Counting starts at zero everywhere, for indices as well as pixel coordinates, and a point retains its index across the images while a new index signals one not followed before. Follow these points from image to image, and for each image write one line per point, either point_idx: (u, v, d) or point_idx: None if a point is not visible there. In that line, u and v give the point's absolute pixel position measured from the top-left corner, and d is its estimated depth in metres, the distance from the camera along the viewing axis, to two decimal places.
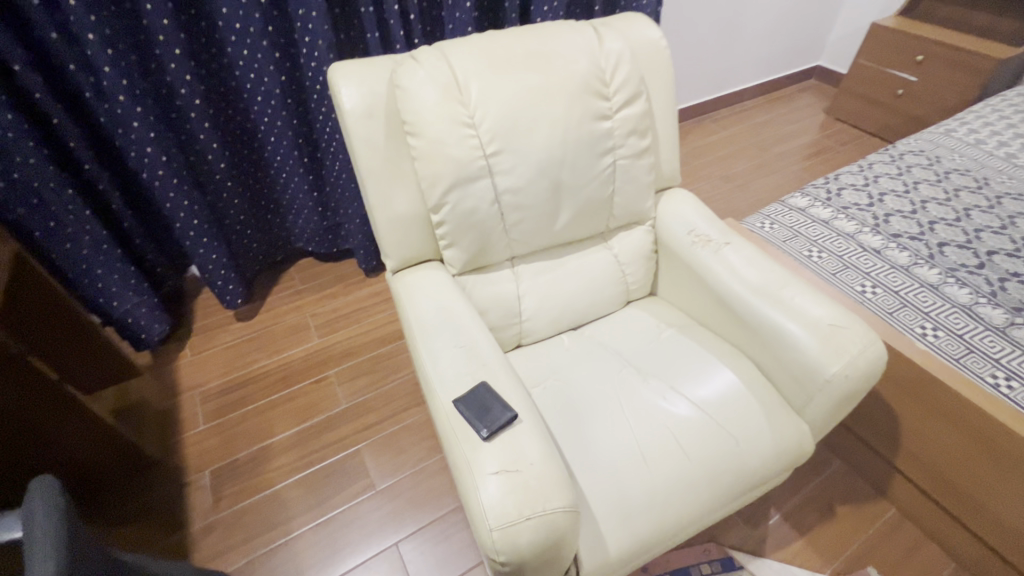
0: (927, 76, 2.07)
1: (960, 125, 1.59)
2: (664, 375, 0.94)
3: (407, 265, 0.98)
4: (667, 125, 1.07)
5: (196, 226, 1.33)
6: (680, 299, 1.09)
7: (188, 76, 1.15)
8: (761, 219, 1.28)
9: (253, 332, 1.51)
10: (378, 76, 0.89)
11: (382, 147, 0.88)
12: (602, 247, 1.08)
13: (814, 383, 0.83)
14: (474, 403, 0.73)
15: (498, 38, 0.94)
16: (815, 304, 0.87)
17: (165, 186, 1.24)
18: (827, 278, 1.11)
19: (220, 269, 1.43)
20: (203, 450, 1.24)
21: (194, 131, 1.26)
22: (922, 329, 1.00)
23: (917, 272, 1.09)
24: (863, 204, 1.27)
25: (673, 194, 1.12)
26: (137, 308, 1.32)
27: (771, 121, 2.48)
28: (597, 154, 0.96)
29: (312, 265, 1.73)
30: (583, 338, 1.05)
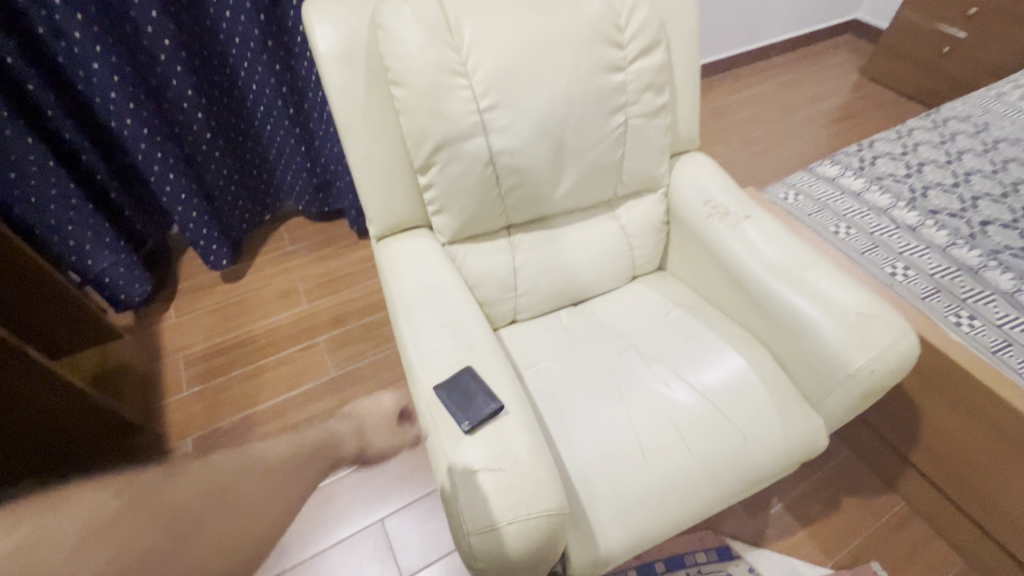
0: (978, 33, 1.88)
1: (1014, 88, 1.43)
2: (668, 359, 0.87)
3: (392, 232, 0.89)
4: (688, 80, 0.95)
5: (172, 180, 1.24)
6: (691, 276, 1.00)
7: (154, 12, 1.04)
8: (785, 189, 1.17)
9: (240, 294, 1.45)
10: (357, 14, 0.77)
11: (361, 97, 0.78)
12: (608, 217, 0.99)
13: (836, 377, 0.75)
14: (454, 391, 0.66)
15: None
16: (841, 289, 0.78)
17: (134, 136, 1.14)
18: (854, 257, 1.01)
19: (202, 227, 1.35)
20: (186, 416, 1.20)
21: (164, 76, 1.14)
22: (956, 319, 0.91)
23: (955, 253, 0.99)
24: (899, 175, 1.16)
25: (689, 159, 1.01)
26: (115, 267, 1.25)
27: (800, 80, 2.30)
28: (607, 112, 0.85)
29: (302, 224, 1.64)
30: (583, 315, 0.97)
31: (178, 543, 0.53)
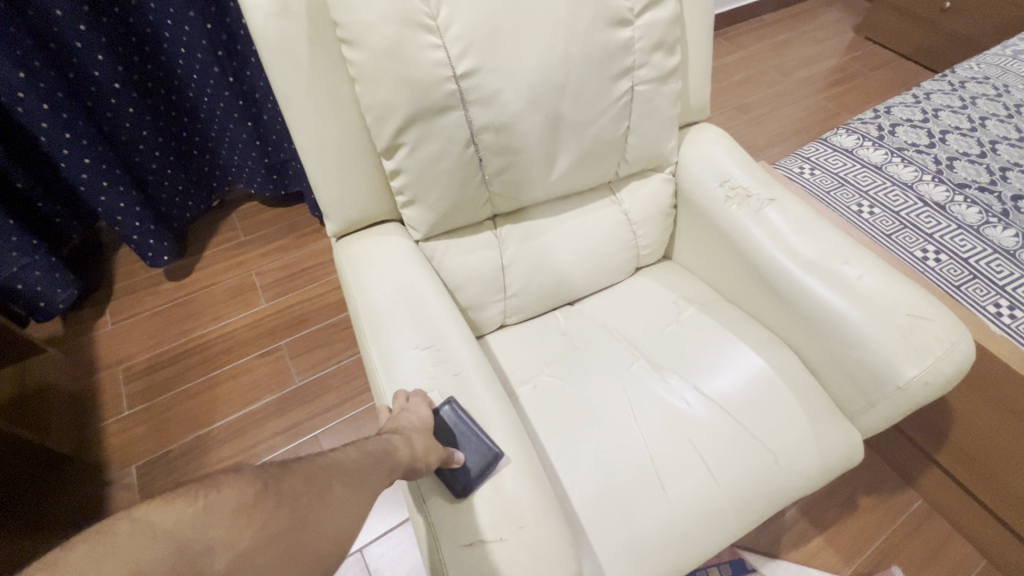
0: None
1: None
2: (683, 367, 0.76)
3: (355, 228, 0.74)
4: (702, 38, 0.80)
5: (89, 164, 1.05)
6: (702, 267, 0.89)
7: None
8: (798, 163, 1.04)
9: (188, 295, 1.28)
10: None
11: (306, 61, 0.61)
12: (609, 201, 0.85)
13: (881, 388, 0.65)
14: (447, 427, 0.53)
15: None
16: (885, 285, 0.67)
17: (31, 112, 0.95)
18: (880, 240, 0.91)
19: (134, 219, 1.16)
20: (129, 440, 1.05)
21: (65, 38, 0.95)
22: (996, 309, 0.81)
23: (988, 233, 0.89)
24: (921, 144, 1.05)
25: (699, 131, 0.88)
26: (30, 271, 1.07)
27: (793, 39, 2.16)
28: (610, 77, 0.71)
29: (257, 211, 1.46)
30: (583, 316, 0.84)
31: (305, 534, 0.36)
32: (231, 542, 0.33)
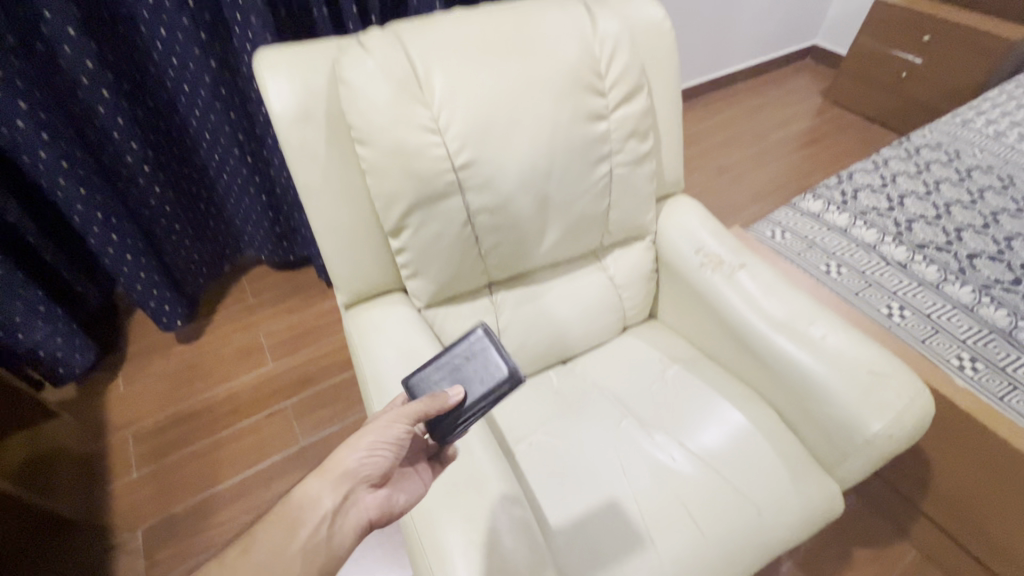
0: (934, 59, 1.94)
1: (977, 115, 1.46)
2: (669, 425, 0.80)
3: (362, 298, 0.81)
4: (672, 125, 0.91)
5: (115, 240, 1.12)
6: (684, 327, 0.95)
7: (88, 62, 0.94)
8: (770, 226, 1.13)
9: (197, 357, 1.33)
10: (315, 66, 0.70)
11: (324, 158, 0.71)
12: (596, 268, 0.93)
13: (852, 441, 0.70)
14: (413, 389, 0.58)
15: (466, 19, 0.75)
16: (848, 344, 0.74)
17: (68, 195, 1.03)
18: (849, 298, 0.98)
19: (151, 287, 1.22)
20: (135, 503, 1.07)
21: (104, 129, 1.04)
22: (959, 362, 0.87)
23: (947, 290, 0.96)
24: (881, 208, 1.14)
25: (675, 203, 0.97)
26: (52, 338, 1.13)
27: (767, 105, 2.34)
28: (591, 163, 0.80)
29: (266, 274, 1.54)
30: (574, 375, 0.90)
31: None
32: None
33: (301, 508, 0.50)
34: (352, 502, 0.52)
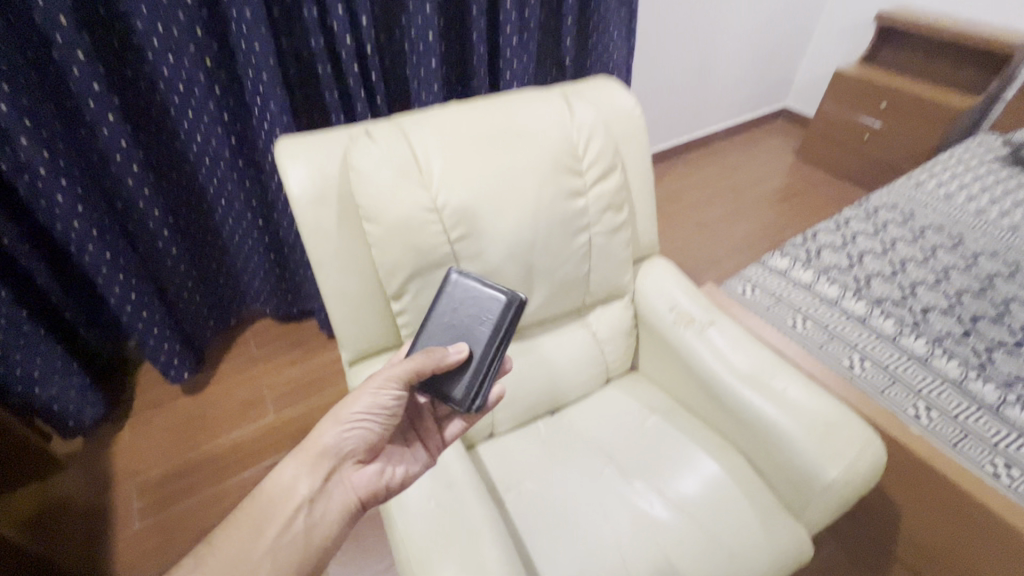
0: (892, 123, 2.12)
1: (929, 177, 1.60)
2: (648, 473, 0.86)
3: (364, 355, 0.89)
4: (644, 197, 1.02)
5: (134, 299, 1.18)
6: (663, 379, 1.03)
7: (123, 142, 1.03)
8: (741, 283, 1.23)
9: (201, 408, 1.38)
10: (329, 154, 0.81)
11: (334, 233, 0.80)
12: (579, 324, 1.01)
13: (814, 488, 0.76)
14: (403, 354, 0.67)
15: (461, 112, 0.87)
16: (807, 397, 0.81)
17: (95, 260, 1.09)
18: (814, 351, 1.06)
19: (163, 342, 1.28)
20: (136, 555, 1.09)
21: (132, 199, 1.12)
22: (915, 410, 0.94)
23: (904, 342, 1.05)
24: (842, 265, 1.24)
25: (651, 264, 1.06)
26: (66, 393, 1.19)
27: (743, 163, 2.50)
28: (571, 233, 0.90)
29: (270, 327, 1.61)
30: (560, 426, 0.96)
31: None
32: None
33: (282, 495, 0.61)
34: (333, 482, 0.63)
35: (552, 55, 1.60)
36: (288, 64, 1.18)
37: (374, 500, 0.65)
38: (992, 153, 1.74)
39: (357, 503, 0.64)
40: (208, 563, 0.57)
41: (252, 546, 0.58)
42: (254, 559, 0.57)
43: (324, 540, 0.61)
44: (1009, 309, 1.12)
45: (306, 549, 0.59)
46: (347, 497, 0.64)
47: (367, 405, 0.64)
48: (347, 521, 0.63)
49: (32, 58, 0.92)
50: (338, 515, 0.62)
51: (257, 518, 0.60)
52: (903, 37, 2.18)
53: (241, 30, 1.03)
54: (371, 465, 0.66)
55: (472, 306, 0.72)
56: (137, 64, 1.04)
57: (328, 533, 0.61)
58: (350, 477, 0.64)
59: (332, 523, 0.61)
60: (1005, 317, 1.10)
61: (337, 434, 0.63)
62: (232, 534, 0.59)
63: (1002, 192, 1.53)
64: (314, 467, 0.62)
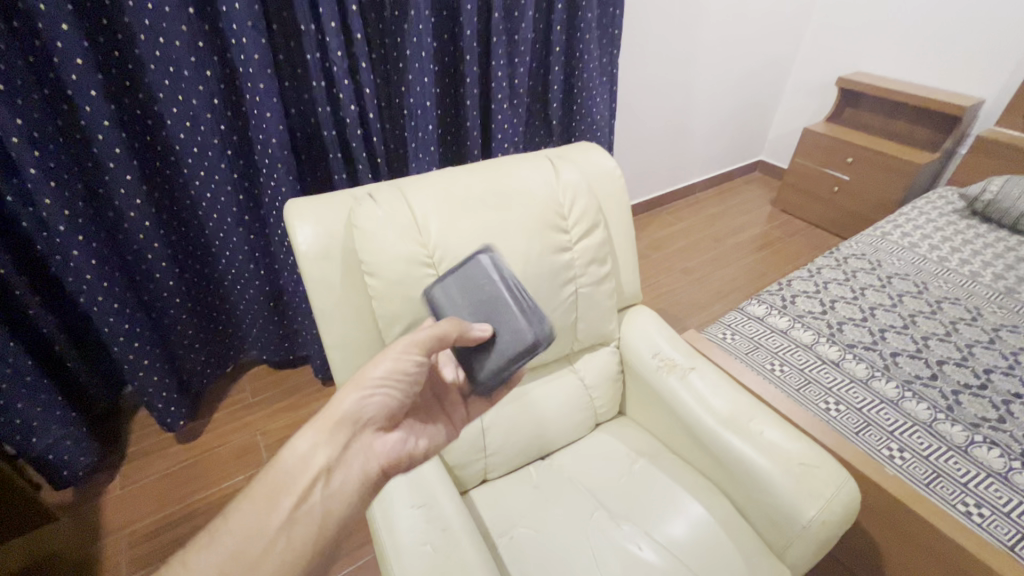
0: (859, 176, 2.26)
1: (894, 228, 1.71)
2: (637, 517, 0.89)
3: None
4: (627, 250, 1.10)
5: (137, 347, 1.20)
6: (649, 423, 1.07)
7: (138, 200, 1.10)
8: (722, 329, 1.29)
9: (196, 457, 1.39)
10: (335, 214, 0.88)
11: (338, 286, 0.86)
12: (568, 370, 1.07)
13: (793, 528, 0.79)
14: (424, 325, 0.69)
15: (457, 175, 0.95)
16: (784, 439, 0.85)
17: (103, 311, 1.12)
18: (792, 394, 1.11)
19: (161, 390, 1.29)
20: None
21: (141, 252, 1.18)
22: (889, 451, 0.99)
23: (875, 386, 1.11)
24: (816, 311, 1.32)
25: (635, 313, 1.13)
26: (62, 442, 1.20)
27: (723, 212, 2.64)
28: (559, 285, 0.97)
29: (266, 374, 1.64)
30: (551, 470, 0.99)
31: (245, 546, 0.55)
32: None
33: (297, 469, 0.59)
34: (354, 450, 0.62)
35: (540, 117, 1.73)
36: (295, 128, 1.28)
37: (393, 468, 0.65)
38: (951, 206, 1.87)
39: (378, 471, 0.63)
40: (224, 536, 0.56)
41: (268, 519, 0.56)
42: (270, 532, 0.56)
43: (343, 512, 0.60)
44: (972, 352, 1.19)
45: (322, 524, 0.58)
46: (371, 463, 0.63)
47: (390, 369, 0.65)
48: (366, 492, 0.62)
49: (62, 127, 1.00)
50: (358, 485, 0.61)
51: (276, 489, 0.58)
52: (862, 99, 2.37)
53: (254, 100, 1.12)
54: (391, 434, 0.67)
55: (467, 286, 0.74)
56: (156, 129, 1.13)
57: (347, 504, 0.60)
58: (370, 446, 0.64)
59: (352, 494, 0.60)
60: (970, 361, 1.17)
61: (357, 401, 0.63)
62: (246, 509, 0.57)
63: (961, 242, 1.64)
64: (334, 436, 0.61)
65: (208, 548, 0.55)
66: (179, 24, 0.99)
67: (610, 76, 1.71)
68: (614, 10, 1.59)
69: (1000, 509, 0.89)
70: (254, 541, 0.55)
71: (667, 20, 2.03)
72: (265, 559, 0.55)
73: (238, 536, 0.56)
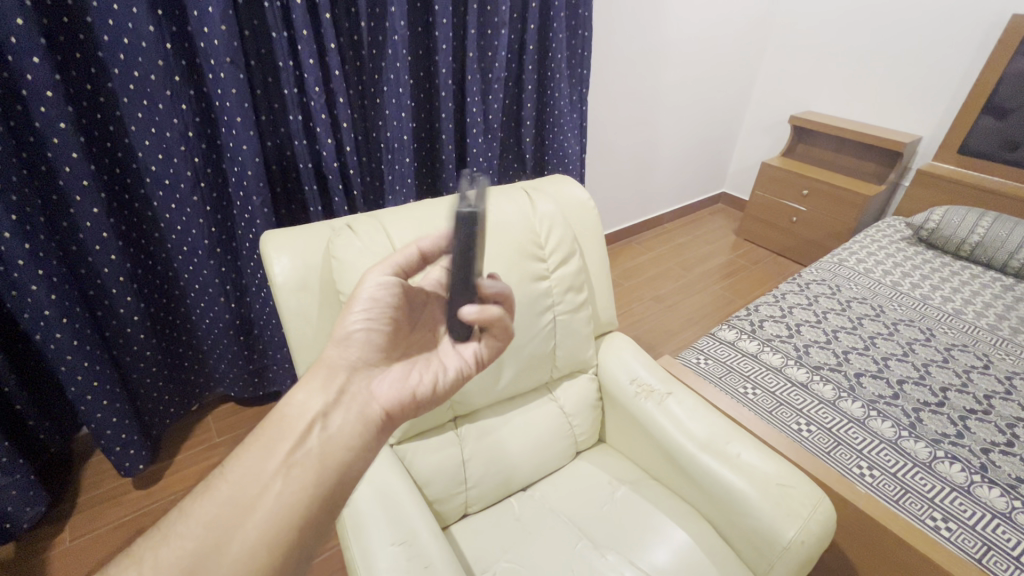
0: (814, 207, 2.39)
1: (850, 255, 1.81)
2: (619, 545, 0.88)
3: None
4: (601, 279, 1.13)
5: (95, 386, 1.14)
6: (628, 449, 1.08)
7: (104, 232, 1.08)
8: (695, 353, 1.33)
9: (154, 502, 1.31)
10: (313, 245, 0.87)
11: (317, 317, 0.85)
12: (547, 399, 1.07)
13: (773, 549, 0.79)
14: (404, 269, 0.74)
15: (435, 207, 0.96)
16: (760, 459, 0.87)
17: (61, 348, 1.07)
18: (765, 416, 1.14)
19: (121, 432, 1.23)
20: None
21: (105, 286, 1.14)
22: (860, 469, 1.02)
23: (842, 406, 1.15)
24: (783, 335, 1.37)
25: (612, 341, 1.16)
26: (7, 492, 1.11)
27: (690, 242, 2.74)
28: (537, 313, 0.98)
29: (235, 412, 1.58)
30: (533, 501, 0.98)
31: (242, 491, 0.54)
32: (192, 526, 0.53)
33: (294, 415, 0.59)
34: (350, 394, 0.62)
35: (513, 151, 1.78)
36: (272, 161, 1.28)
37: (397, 410, 0.63)
38: (900, 234, 1.99)
39: (378, 412, 0.62)
40: (223, 484, 0.56)
41: (266, 463, 0.56)
42: (267, 475, 0.55)
43: (345, 454, 0.58)
44: (929, 371, 1.25)
45: (318, 468, 0.56)
46: (368, 405, 0.62)
47: (366, 304, 0.66)
48: (367, 433, 0.60)
49: (26, 159, 0.98)
50: (357, 424, 0.60)
51: (273, 436, 0.58)
52: (814, 135, 2.54)
53: (230, 132, 1.12)
54: (391, 371, 0.66)
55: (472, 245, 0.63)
56: (126, 161, 1.12)
57: (345, 444, 0.58)
58: (368, 387, 0.63)
59: (349, 436, 0.59)
60: (927, 379, 1.23)
61: (341, 343, 0.64)
62: (242, 458, 0.57)
63: (911, 267, 1.75)
64: (329, 381, 0.61)
65: (206, 496, 0.55)
66: (156, 59, 1.00)
67: (581, 112, 1.78)
68: (582, 53, 1.68)
69: (966, 522, 0.92)
70: (250, 487, 0.55)
71: (631, 62, 2.15)
72: (258, 504, 0.53)
73: (235, 483, 0.55)
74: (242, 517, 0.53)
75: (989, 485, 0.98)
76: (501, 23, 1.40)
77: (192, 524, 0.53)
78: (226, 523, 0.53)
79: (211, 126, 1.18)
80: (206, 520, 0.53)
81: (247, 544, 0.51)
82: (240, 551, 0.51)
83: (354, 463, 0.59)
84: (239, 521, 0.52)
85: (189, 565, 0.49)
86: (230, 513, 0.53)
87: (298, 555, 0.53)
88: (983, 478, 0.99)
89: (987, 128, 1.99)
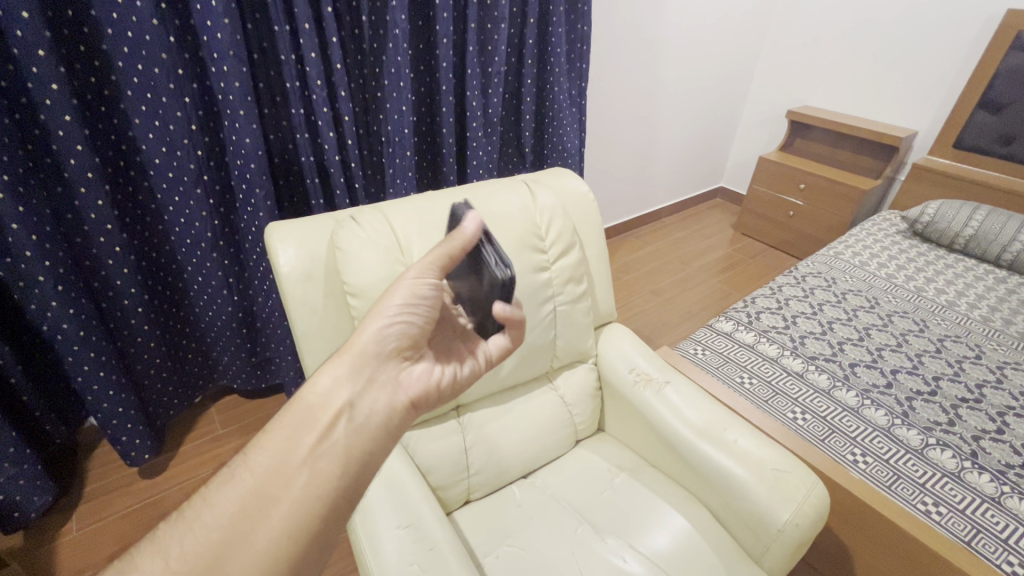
0: (812, 202, 2.41)
1: (846, 248, 1.83)
2: (619, 530, 0.90)
3: None
4: (600, 270, 1.15)
5: (100, 375, 1.15)
6: (628, 438, 1.10)
7: (109, 225, 1.09)
8: (694, 345, 1.34)
9: (159, 493, 1.32)
10: (316, 237, 0.88)
11: (321, 309, 0.86)
12: (548, 388, 1.09)
13: (768, 532, 0.81)
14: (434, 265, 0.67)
15: (437, 198, 0.98)
16: (757, 447, 0.89)
17: (68, 338, 1.08)
18: (761, 405, 1.16)
19: (127, 423, 1.24)
20: None
21: (110, 277, 1.15)
22: (853, 456, 1.04)
23: (837, 395, 1.17)
24: (780, 326, 1.39)
25: (611, 332, 1.18)
26: (15, 481, 1.13)
27: (687, 237, 2.76)
28: (538, 303, 1.00)
29: (238, 404, 1.61)
30: (535, 490, 0.99)
31: (262, 481, 0.56)
32: (212, 513, 0.54)
33: (322, 405, 0.60)
34: (379, 382, 0.62)
35: (513, 144, 1.80)
36: (274, 153, 1.29)
37: (422, 400, 0.65)
38: (896, 227, 2.01)
39: (405, 401, 0.63)
40: (246, 473, 0.57)
41: (292, 455, 0.57)
42: (294, 466, 0.57)
43: (369, 444, 0.60)
44: (922, 361, 1.28)
45: (343, 461, 0.58)
46: (395, 394, 0.63)
47: (408, 298, 0.64)
48: (392, 421, 0.61)
49: (30, 151, 0.98)
50: (383, 410, 0.61)
51: (297, 428, 0.59)
52: (811, 130, 2.55)
53: (233, 125, 1.13)
54: (416, 361, 0.66)
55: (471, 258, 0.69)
56: (130, 155, 1.13)
57: (369, 435, 0.60)
58: (396, 374, 0.64)
59: (373, 424, 0.60)
60: (920, 368, 1.25)
61: (377, 323, 0.63)
62: (264, 451, 0.58)
63: (907, 260, 1.77)
64: (356, 371, 0.62)
65: (227, 484, 0.57)
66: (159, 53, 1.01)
67: (580, 105, 1.79)
68: (581, 46, 1.68)
69: (956, 507, 0.94)
70: (277, 477, 0.56)
71: (631, 56, 2.15)
72: (283, 492, 0.55)
73: (261, 475, 0.57)
74: (266, 506, 0.54)
75: (980, 471, 1.00)
76: (501, 17, 1.41)
77: (214, 511, 0.55)
78: (252, 512, 0.54)
79: (214, 119, 1.20)
80: (229, 507, 0.55)
81: (269, 536, 0.53)
82: (263, 542, 0.52)
83: (377, 449, 0.60)
84: (265, 507, 0.54)
85: (214, 551, 0.51)
86: (251, 502, 0.55)
87: (318, 545, 0.55)
88: (973, 464, 1.02)
89: (982, 123, 2.01)
